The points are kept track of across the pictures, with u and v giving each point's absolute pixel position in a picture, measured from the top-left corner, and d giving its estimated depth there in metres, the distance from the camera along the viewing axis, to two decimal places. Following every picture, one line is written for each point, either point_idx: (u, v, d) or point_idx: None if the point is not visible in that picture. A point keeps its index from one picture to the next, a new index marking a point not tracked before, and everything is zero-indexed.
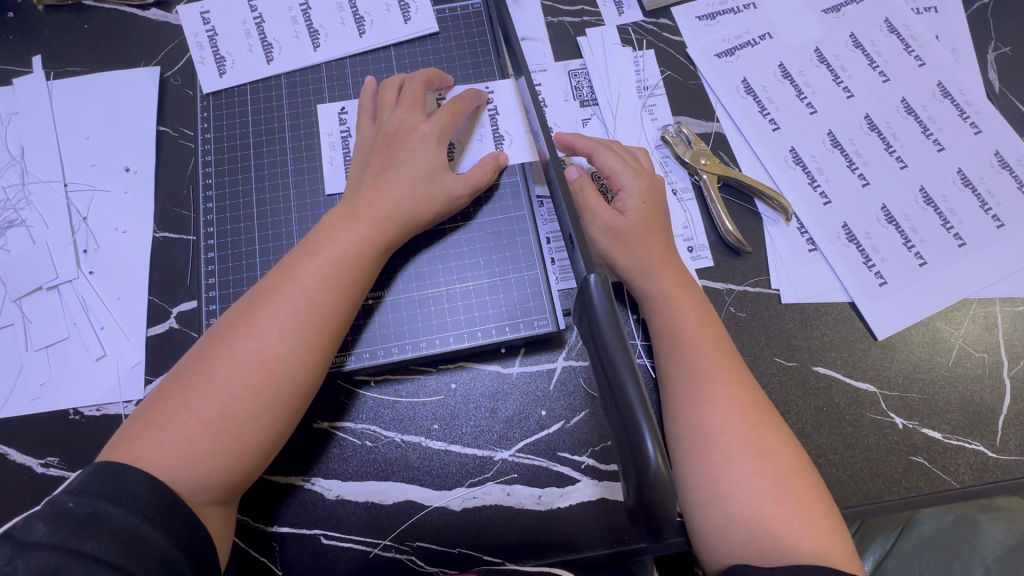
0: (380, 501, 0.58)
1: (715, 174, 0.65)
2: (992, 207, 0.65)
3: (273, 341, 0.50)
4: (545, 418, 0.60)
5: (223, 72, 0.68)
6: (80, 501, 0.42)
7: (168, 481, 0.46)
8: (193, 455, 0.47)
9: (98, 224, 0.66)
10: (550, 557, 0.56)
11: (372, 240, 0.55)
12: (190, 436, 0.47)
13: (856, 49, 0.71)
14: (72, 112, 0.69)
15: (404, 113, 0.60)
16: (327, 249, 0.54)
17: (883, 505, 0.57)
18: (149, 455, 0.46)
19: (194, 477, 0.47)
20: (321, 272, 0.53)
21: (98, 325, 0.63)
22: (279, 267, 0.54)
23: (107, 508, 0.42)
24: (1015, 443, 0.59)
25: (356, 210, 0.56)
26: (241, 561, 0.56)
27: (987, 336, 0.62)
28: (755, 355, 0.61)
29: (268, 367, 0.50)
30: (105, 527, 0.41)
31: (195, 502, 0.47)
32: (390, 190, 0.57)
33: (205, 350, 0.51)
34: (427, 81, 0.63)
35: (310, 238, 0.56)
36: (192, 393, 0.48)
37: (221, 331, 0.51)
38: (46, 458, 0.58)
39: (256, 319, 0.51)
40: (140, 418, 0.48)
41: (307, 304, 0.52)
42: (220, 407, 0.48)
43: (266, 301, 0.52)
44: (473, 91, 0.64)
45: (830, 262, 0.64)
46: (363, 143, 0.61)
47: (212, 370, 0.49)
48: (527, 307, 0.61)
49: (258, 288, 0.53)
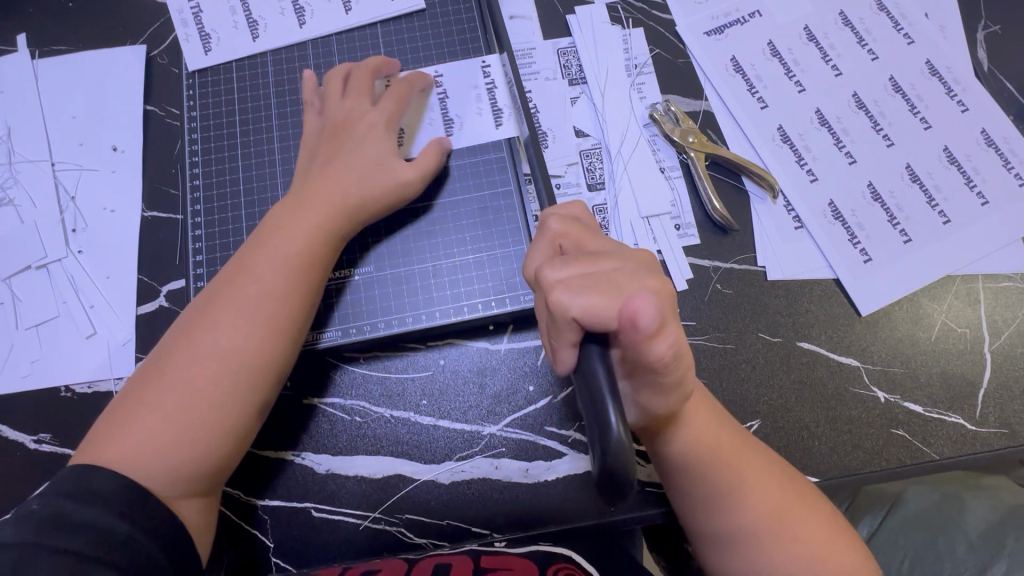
0: (371, 474, 0.58)
1: (703, 153, 0.66)
2: (977, 184, 0.66)
3: (228, 333, 0.51)
4: (533, 394, 0.60)
5: (209, 50, 0.67)
6: (44, 502, 0.42)
7: (136, 477, 0.46)
8: (157, 450, 0.47)
9: (86, 203, 0.66)
10: (537, 528, 0.57)
11: (323, 228, 0.55)
12: (153, 432, 0.48)
13: (845, 27, 0.71)
14: (57, 91, 0.69)
15: (350, 103, 0.60)
16: (278, 241, 0.54)
17: (864, 476, 0.59)
18: (114, 455, 0.47)
19: (162, 470, 0.47)
20: (275, 264, 0.53)
21: (88, 304, 0.63)
22: (231, 264, 0.54)
23: (72, 506, 0.42)
24: (994, 415, 0.60)
25: (305, 201, 0.56)
26: (234, 533, 0.57)
27: (969, 312, 0.63)
28: (740, 331, 0.62)
29: (225, 357, 0.50)
30: (77, 523, 0.42)
31: (170, 495, 0.47)
32: (338, 179, 0.57)
33: (161, 352, 0.51)
34: (374, 70, 0.62)
35: (259, 232, 0.56)
36: (151, 393, 0.49)
37: (176, 332, 0.52)
38: (39, 435, 0.59)
39: (212, 315, 0.51)
40: (102, 421, 0.49)
41: (260, 294, 0.52)
42: (179, 402, 0.49)
43: (220, 297, 0.52)
44: (417, 73, 0.64)
45: (816, 239, 0.64)
46: (309, 137, 0.61)
47: (171, 367, 0.50)
48: (514, 284, 0.61)
49: (212, 288, 0.54)
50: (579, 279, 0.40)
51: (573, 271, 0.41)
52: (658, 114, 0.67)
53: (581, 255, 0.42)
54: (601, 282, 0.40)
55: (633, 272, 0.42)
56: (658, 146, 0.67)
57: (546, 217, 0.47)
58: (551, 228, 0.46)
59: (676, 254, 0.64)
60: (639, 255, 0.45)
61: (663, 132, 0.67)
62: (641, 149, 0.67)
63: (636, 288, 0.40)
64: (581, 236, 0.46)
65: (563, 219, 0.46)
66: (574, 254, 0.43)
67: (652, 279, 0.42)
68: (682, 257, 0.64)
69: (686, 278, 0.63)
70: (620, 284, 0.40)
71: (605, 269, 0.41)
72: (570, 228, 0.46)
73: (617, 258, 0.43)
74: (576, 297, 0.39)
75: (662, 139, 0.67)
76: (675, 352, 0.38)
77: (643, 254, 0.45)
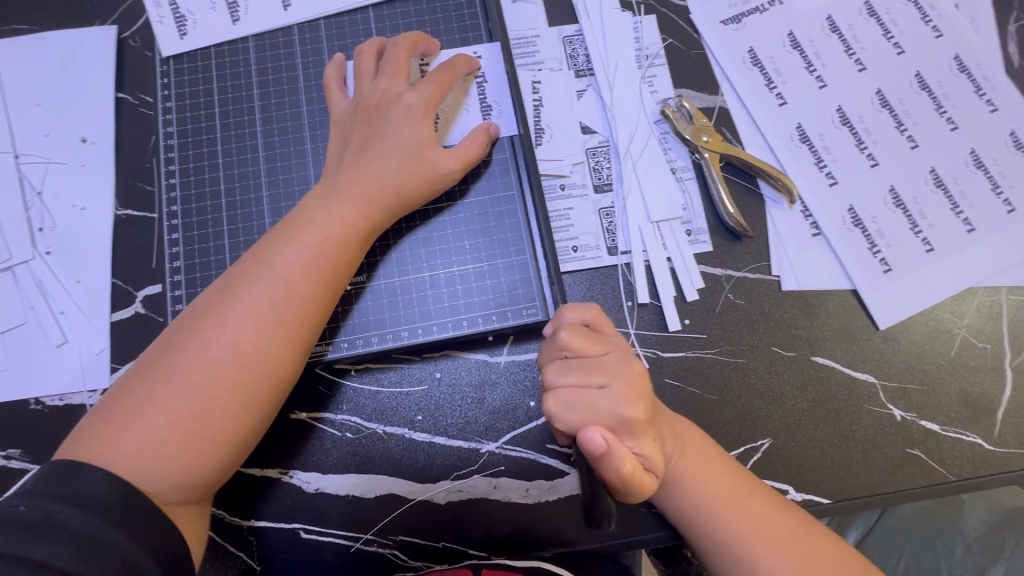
0: (362, 493, 0.55)
1: (717, 153, 0.61)
2: (1004, 191, 0.62)
3: (247, 333, 0.47)
4: (534, 410, 0.57)
5: (184, 33, 0.62)
6: (32, 504, 0.39)
7: (136, 480, 0.43)
8: (161, 454, 0.44)
9: (54, 200, 0.61)
10: (537, 551, 0.55)
11: (355, 225, 0.51)
12: (156, 433, 0.44)
13: (870, 18, 0.67)
14: (19, 77, 0.63)
15: (386, 84, 0.55)
16: (307, 234, 0.50)
17: (876, 497, 0.56)
18: (113, 451, 0.43)
19: (163, 475, 0.44)
20: (300, 259, 0.49)
21: (58, 310, 0.59)
22: (254, 252, 0.50)
23: (63, 510, 0.39)
24: (1013, 436, 0.58)
25: (338, 191, 0.52)
26: (218, 554, 0.54)
27: (991, 326, 0.60)
28: (752, 344, 0.59)
29: (241, 360, 0.46)
30: (63, 532, 0.38)
31: (166, 500, 0.44)
32: (373, 169, 0.53)
33: (169, 342, 0.47)
34: (412, 46, 0.57)
35: (288, 222, 0.52)
36: (158, 388, 0.45)
37: (188, 321, 0.48)
38: (7, 450, 0.55)
39: (229, 309, 0.47)
40: (100, 413, 0.45)
41: (284, 294, 0.48)
42: (190, 403, 0.45)
43: (240, 290, 0.48)
44: (464, 57, 0.59)
45: (834, 248, 0.61)
46: (340, 117, 0.56)
47: (179, 363, 0.46)
48: (515, 294, 0.57)
49: (231, 275, 0.50)
50: (568, 394, 0.44)
51: (565, 383, 0.45)
52: (670, 110, 0.63)
53: (578, 363, 0.45)
54: (589, 400, 0.44)
55: (621, 401, 0.44)
56: (669, 145, 0.63)
57: (558, 324, 0.47)
58: (560, 337, 0.46)
59: (687, 262, 0.60)
60: (639, 378, 0.45)
61: (675, 129, 0.63)
62: (651, 148, 0.63)
63: (613, 414, 0.43)
64: (589, 348, 0.46)
65: (573, 332, 0.46)
66: (578, 361, 0.45)
67: (634, 409, 0.44)
68: (693, 265, 0.60)
69: (697, 288, 0.60)
70: (608, 404, 0.43)
71: (596, 385, 0.44)
72: (578, 341, 0.46)
73: (611, 374, 0.45)
74: (563, 413, 0.44)
75: (674, 136, 0.63)
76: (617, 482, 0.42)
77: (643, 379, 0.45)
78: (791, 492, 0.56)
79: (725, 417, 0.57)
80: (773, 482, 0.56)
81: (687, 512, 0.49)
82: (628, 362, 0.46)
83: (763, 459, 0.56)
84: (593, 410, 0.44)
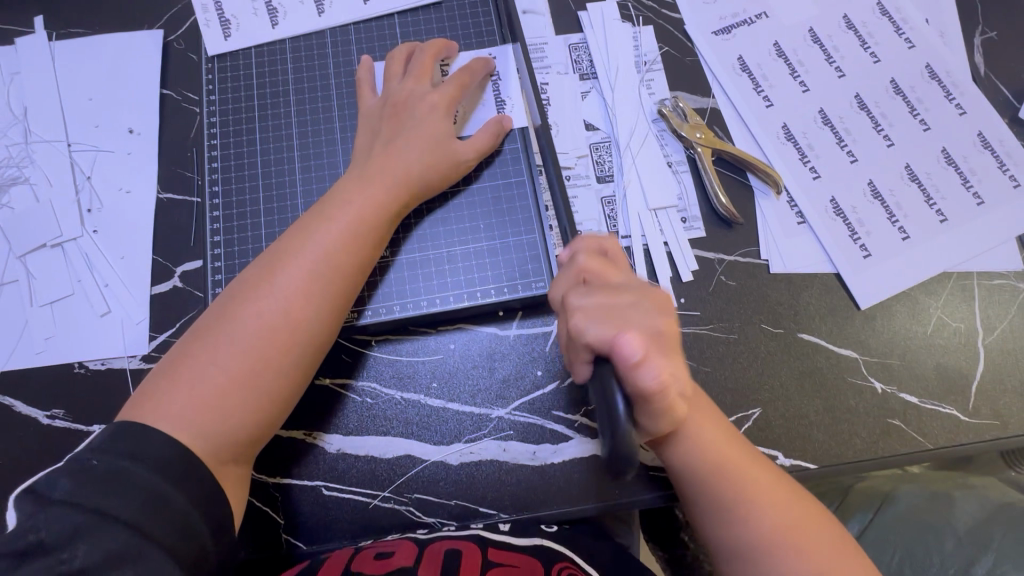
0: (381, 454, 0.59)
1: (709, 147, 0.67)
2: (974, 185, 0.68)
3: (293, 301, 0.52)
4: (541, 379, 0.62)
5: (227, 35, 0.68)
6: (104, 458, 0.43)
7: (199, 436, 0.47)
8: (217, 410, 0.48)
9: (102, 184, 0.66)
10: (541, 510, 0.59)
11: (388, 206, 0.57)
12: (216, 393, 0.49)
13: (849, 30, 0.73)
14: (74, 74, 0.69)
15: (412, 85, 0.62)
16: (344, 213, 0.55)
17: (860, 464, 0.60)
18: (177, 411, 0.47)
19: (224, 431, 0.48)
20: (338, 236, 0.54)
21: (103, 283, 0.64)
22: (294, 230, 0.55)
23: (127, 464, 0.43)
24: (987, 408, 0.62)
25: (370, 174, 0.58)
26: (245, 510, 0.58)
27: (964, 307, 0.65)
28: (742, 321, 0.63)
29: (291, 326, 0.51)
30: (130, 485, 0.42)
31: (219, 458, 0.48)
32: (401, 157, 0.58)
33: (218, 311, 0.52)
34: (437, 53, 0.64)
35: (322, 204, 0.57)
36: (211, 352, 0.50)
37: (236, 293, 0.52)
38: (52, 410, 0.60)
39: (277, 280, 0.52)
40: (157, 378, 0.49)
41: (327, 266, 0.53)
42: (242, 364, 0.49)
43: (286, 263, 0.53)
44: (480, 60, 0.65)
45: (817, 234, 0.66)
46: (369, 113, 0.62)
47: (235, 329, 0.50)
48: (525, 270, 0.62)
49: (272, 251, 0.54)
50: (603, 318, 0.45)
51: (593, 301, 0.46)
52: (667, 109, 0.69)
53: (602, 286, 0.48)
54: (619, 308, 0.46)
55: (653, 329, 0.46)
56: (666, 142, 0.69)
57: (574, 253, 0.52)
58: (577, 266, 0.50)
59: (682, 246, 0.65)
60: (659, 301, 0.48)
61: (672, 127, 0.68)
62: (649, 143, 0.69)
63: (644, 325, 0.45)
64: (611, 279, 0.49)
65: (593, 260, 0.51)
66: (612, 291, 0.47)
67: (662, 320, 0.47)
68: (688, 249, 0.65)
69: (692, 270, 0.65)
70: (638, 312, 0.46)
71: (622, 303, 0.46)
72: (598, 270, 0.50)
73: (641, 303, 0.47)
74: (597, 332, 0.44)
75: (670, 134, 0.69)
76: (660, 386, 0.42)
77: (663, 302, 0.48)
78: (781, 457, 0.60)
79: (720, 387, 0.61)
80: (765, 448, 0.60)
81: (693, 476, 0.51)
82: (646, 288, 0.49)
83: (754, 427, 0.61)
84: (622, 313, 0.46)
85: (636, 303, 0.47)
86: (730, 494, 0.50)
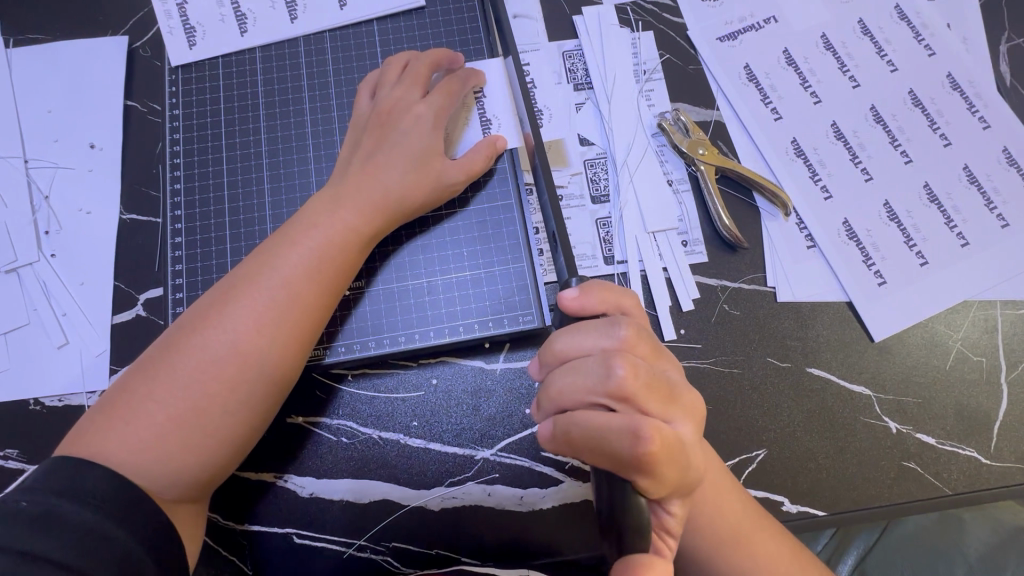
0: (357, 499, 0.55)
1: (713, 166, 0.62)
2: (998, 207, 0.63)
3: (248, 333, 0.47)
4: (529, 417, 0.57)
5: (193, 44, 0.63)
6: (33, 499, 0.39)
7: (135, 478, 0.43)
8: (161, 450, 0.44)
9: (60, 204, 0.62)
10: (529, 560, 0.55)
11: (357, 230, 0.52)
12: (158, 431, 0.44)
13: (865, 36, 0.68)
14: (31, 83, 0.65)
15: (401, 91, 0.57)
16: (309, 236, 0.51)
17: (871, 511, 0.56)
18: (114, 448, 0.43)
19: (164, 472, 0.44)
20: (301, 261, 0.50)
21: (60, 312, 0.59)
22: (256, 253, 0.51)
23: (63, 505, 0.39)
24: (1009, 450, 0.58)
25: (340, 194, 0.53)
26: (210, 559, 0.54)
27: (985, 339, 0.60)
28: (746, 354, 0.59)
29: (242, 361, 0.47)
30: (63, 527, 0.38)
31: (163, 498, 0.44)
32: (378, 175, 0.54)
33: (171, 340, 0.47)
34: (435, 62, 0.59)
35: (291, 223, 0.52)
36: (158, 386, 0.45)
37: (190, 320, 0.48)
38: (5, 450, 0.56)
39: (230, 309, 0.48)
40: (100, 410, 0.46)
41: (286, 295, 0.49)
42: (190, 400, 0.45)
43: (242, 290, 0.48)
44: (470, 71, 0.59)
45: (828, 260, 0.62)
46: (358, 119, 0.58)
47: (181, 361, 0.46)
48: (512, 302, 0.57)
49: (233, 275, 0.50)
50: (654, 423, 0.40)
51: (596, 355, 0.42)
52: (667, 123, 0.64)
53: (606, 329, 0.43)
54: (665, 393, 0.41)
55: (687, 433, 0.42)
56: (666, 158, 0.64)
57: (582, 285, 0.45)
58: (621, 337, 0.42)
59: (682, 272, 0.61)
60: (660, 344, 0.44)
61: (672, 142, 0.64)
62: (647, 160, 0.64)
63: (655, 382, 0.41)
64: (653, 361, 0.43)
65: (643, 337, 0.43)
66: (659, 383, 0.41)
67: (668, 375, 0.43)
68: (688, 276, 0.61)
69: (693, 297, 0.60)
70: (680, 406, 0.42)
71: (629, 354, 0.42)
72: (644, 348, 0.43)
73: (684, 411, 0.42)
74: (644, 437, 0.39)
75: (670, 150, 0.64)
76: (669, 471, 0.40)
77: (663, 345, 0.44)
78: (786, 504, 0.56)
79: (721, 426, 0.57)
80: (769, 493, 0.56)
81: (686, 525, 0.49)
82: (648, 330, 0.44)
83: (758, 470, 0.56)
84: (666, 401, 0.41)
85: (643, 354, 0.42)
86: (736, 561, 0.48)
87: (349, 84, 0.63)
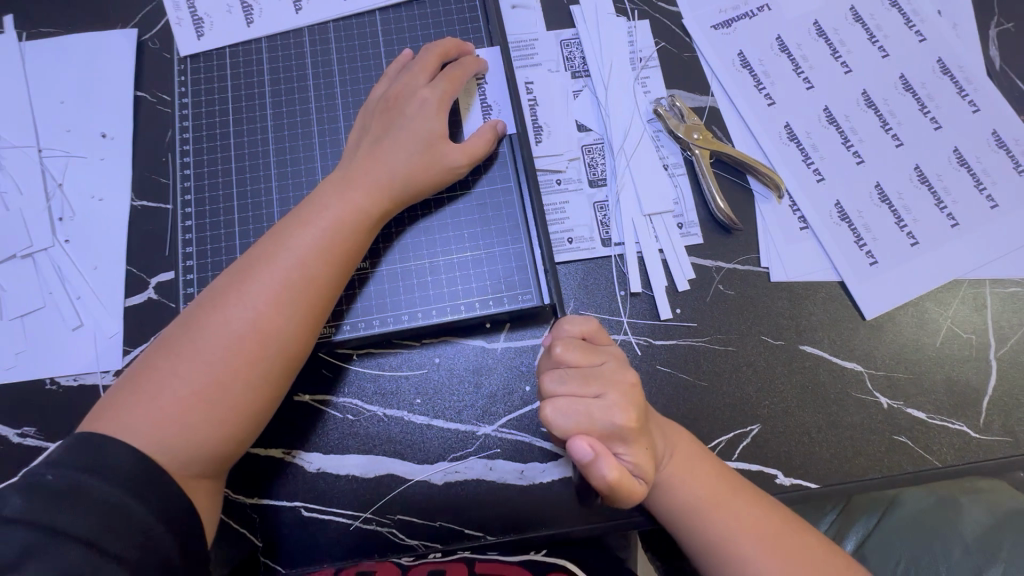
0: (363, 474, 0.57)
1: (707, 149, 0.64)
2: (987, 187, 0.64)
3: (264, 311, 0.49)
4: (530, 394, 0.59)
5: (201, 34, 0.65)
6: (57, 473, 0.41)
7: (160, 452, 0.45)
8: (184, 424, 0.46)
9: (74, 191, 0.64)
10: (529, 532, 0.57)
11: (367, 211, 0.54)
12: (180, 406, 0.46)
13: (856, 23, 0.69)
14: (44, 75, 0.66)
15: (408, 79, 0.59)
16: (321, 218, 0.53)
17: (864, 483, 0.58)
18: (139, 423, 0.45)
19: (186, 446, 0.46)
20: (314, 243, 0.52)
21: (75, 295, 0.61)
22: (270, 235, 0.53)
23: (86, 480, 0.41)
24: (998, 423, 0.59)
25: (351, 178, 0.55)
26: (222, 532, 0.56)
27: (975, 317, 0.62)
28: (742, 333, 0.60)
29: (258, 338, 0.48)
30: (84, 498, 0.40)
31: (184, 473, 0.46)
32: (384, 159, 0.56)
33: (192, 318, 0.49)
34: (446, 54, 0.60)
35: (303, 207, 0.54)
36: (181, 362, 0.47)
37: (209, 300, 0.50)
38: (23, 428, 0.58)
39: (246, 288, 0.50)
40: (124, 387, 0.47)
41: (299, 275, 0.50)
42: (211, 376, 0.47)
43: (256, 270, 0.50)
44: (456, 41, 0.62)
45: (820, 240, 0.63)
46: (367, 106, 0.60)
47: (201, 340, 0.48)
48: (512, 281, 0.59)
49: (248, 256, 0.52)
50: (565, 402, 0.47)
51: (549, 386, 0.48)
52: (663, 110, 0.65)
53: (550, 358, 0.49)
54: (580, 378, 0.47)
55: (617, 404, 0.46)
56: (661, 143, 0.66)
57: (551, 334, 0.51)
58: (552, 350, 0.49)
59: (679, 253, 0.62)
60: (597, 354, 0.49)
61: (667, 127, 0.65)
62: (644, 144, 0.66)
63: (588, 389, 0.47)
64: (583, 357, 0.48)
65: (567, 344, 0.48)
66: (578, 371, 0.48)
67: (603, 383, 0.47)
68: (684, 255, 0.62)
69: (688, 278, 0.62)
70: (601, 381, 0.47)
71: (559, 372, 0.48)
72: (571, 353, 0.48)
73: (607, 384, 0.47)
74: (561, 414, 0.47)
75: (666, 134, 0.66)
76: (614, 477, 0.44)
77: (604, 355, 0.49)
78: (779, 476, 0.57)
79: (716, 403, 0.59)
80: (762, 466, 0.57)
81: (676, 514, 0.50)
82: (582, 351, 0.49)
83: (752, 444, 0.58)
84: (584, 384, 0.47)
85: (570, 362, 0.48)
86: (715, 528, 0.48)
87: (353, 74, 0.65)
